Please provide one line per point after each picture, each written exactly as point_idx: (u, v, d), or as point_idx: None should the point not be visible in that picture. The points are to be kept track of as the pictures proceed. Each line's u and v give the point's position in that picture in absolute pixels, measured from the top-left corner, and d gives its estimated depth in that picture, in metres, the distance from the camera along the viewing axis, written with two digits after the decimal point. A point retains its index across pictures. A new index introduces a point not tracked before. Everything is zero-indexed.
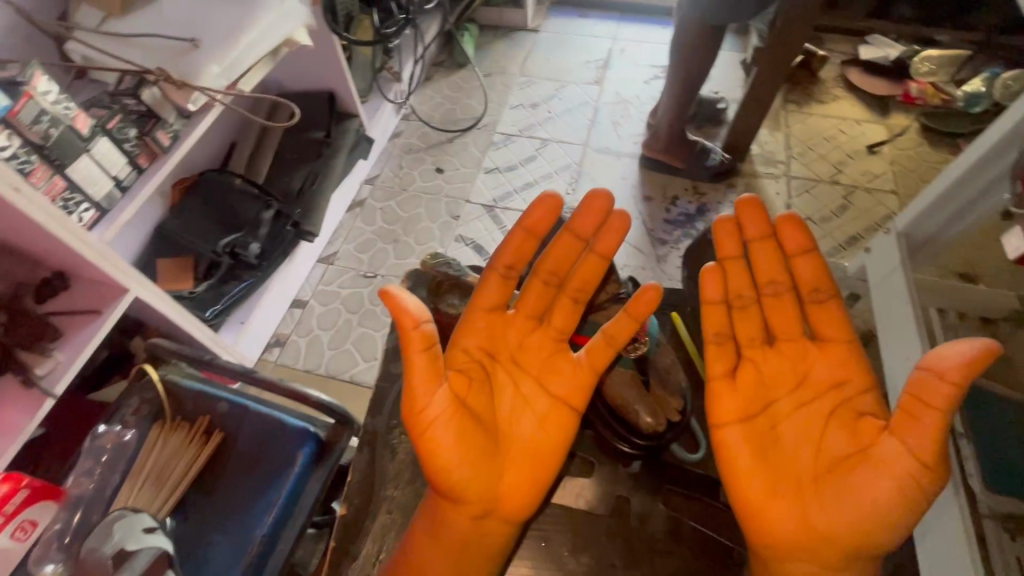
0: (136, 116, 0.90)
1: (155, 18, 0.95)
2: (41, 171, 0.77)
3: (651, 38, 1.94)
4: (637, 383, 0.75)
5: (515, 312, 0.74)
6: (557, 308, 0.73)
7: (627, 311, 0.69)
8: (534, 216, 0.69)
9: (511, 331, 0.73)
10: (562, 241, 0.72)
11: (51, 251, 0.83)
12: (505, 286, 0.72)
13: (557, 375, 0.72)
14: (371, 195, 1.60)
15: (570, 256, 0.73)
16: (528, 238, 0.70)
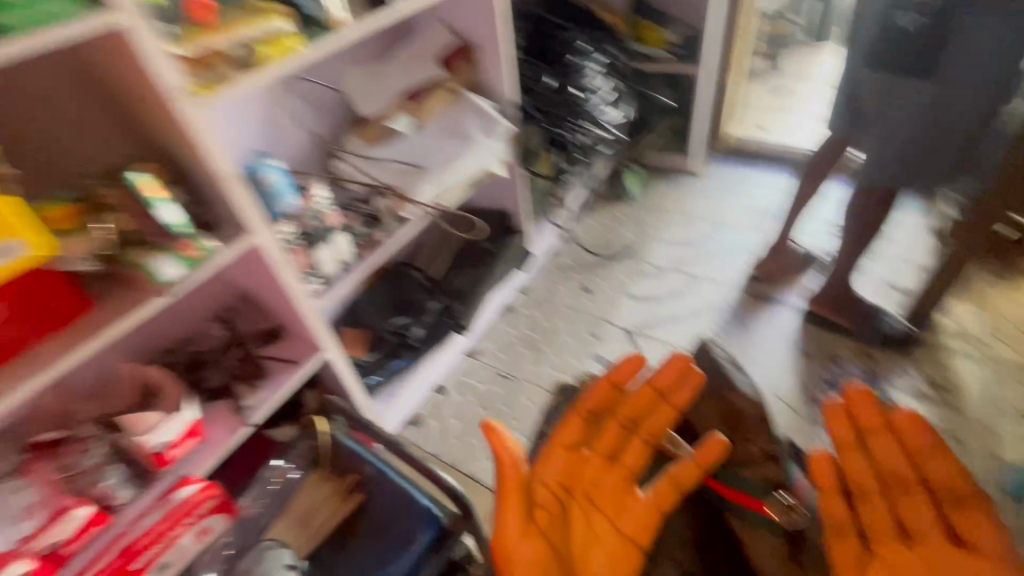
0: (365, 220, 1.16)
1: (397, 146, 1.21)
2: (300, 251, 1.00)
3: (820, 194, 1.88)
4: (791, 564, 0.59)
5: (591, 451, 0.62)
6: (633, 448, 0.61)
7: (696, 460, 0.57)
8: (616, 370, 0.67)
9: (587, 470, 0.60)
10: (643, 391, 0.66)
11: (281, 310, 1.04)
12: (589, 425, 0.65)
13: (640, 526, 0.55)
14: (522, 303, 1.73)
15: (646, 403, 0.65)
16: (611, 387, 0.67)
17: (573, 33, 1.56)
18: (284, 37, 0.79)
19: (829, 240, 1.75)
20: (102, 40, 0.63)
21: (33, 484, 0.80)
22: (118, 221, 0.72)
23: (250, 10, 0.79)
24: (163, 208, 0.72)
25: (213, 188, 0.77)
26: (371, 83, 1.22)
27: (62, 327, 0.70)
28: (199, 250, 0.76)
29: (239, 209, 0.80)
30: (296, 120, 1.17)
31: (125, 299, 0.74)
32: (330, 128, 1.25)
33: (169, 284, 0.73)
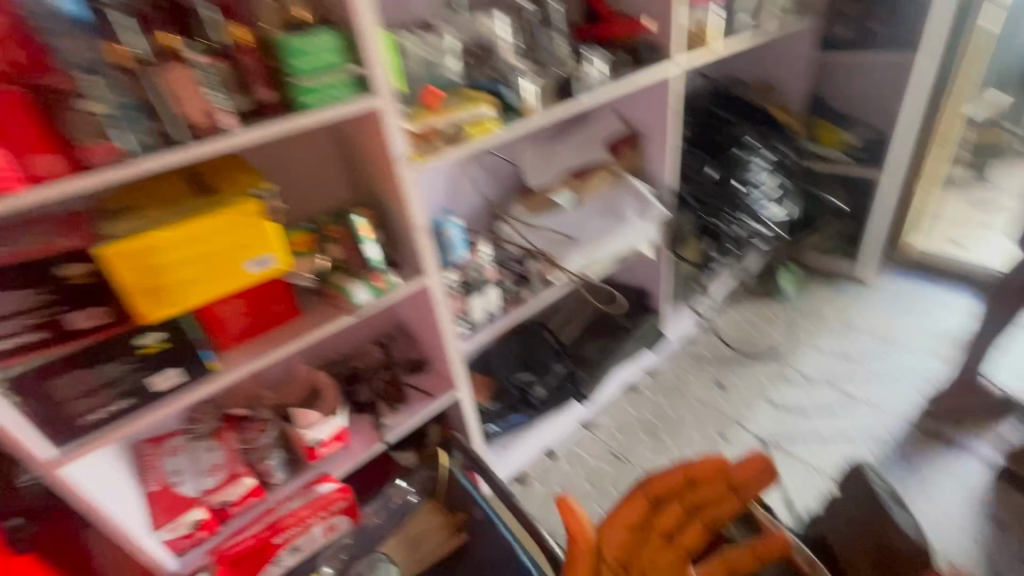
0: (515, 277, 1.26)
1: (556, 217, 1.32)
2: (458, 297, 1.13)
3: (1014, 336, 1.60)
4: None
5: (651, 534, 0.69)
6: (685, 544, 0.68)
7: (747, 562, 0.66)
8: (699, 465, 0.69)
9: (645, 550, 0.69)
10: (713, 480, 0.68)
11: (429, 346, 1.16)
12: (648, 508, 0.71)
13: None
14: (647, 385, 1.69)
15: (715, 493, 0.69)
16: (683, 476, 0.70)
17: (743, 129, 1.57)
18: (486, 119, 0.95)
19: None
20: (361, 117, 0.82)
21: (221, 449, 0.98)
22: (333, 250, 0.90)
23: (464, 97, 0.96)
24: (368, 246, 0.89)
25: (407, 235, 0.93)
26: (544, 162, 1.36)
27: (276, 326, 0.88)
28: (385, 283, 0.90)
29: (421, 254, 0.94)
30: (475, 185, 1.33)
31: (324, 311, 0.90)
32: (502, 194, 1.40)
33: (359, 306, 0.88)
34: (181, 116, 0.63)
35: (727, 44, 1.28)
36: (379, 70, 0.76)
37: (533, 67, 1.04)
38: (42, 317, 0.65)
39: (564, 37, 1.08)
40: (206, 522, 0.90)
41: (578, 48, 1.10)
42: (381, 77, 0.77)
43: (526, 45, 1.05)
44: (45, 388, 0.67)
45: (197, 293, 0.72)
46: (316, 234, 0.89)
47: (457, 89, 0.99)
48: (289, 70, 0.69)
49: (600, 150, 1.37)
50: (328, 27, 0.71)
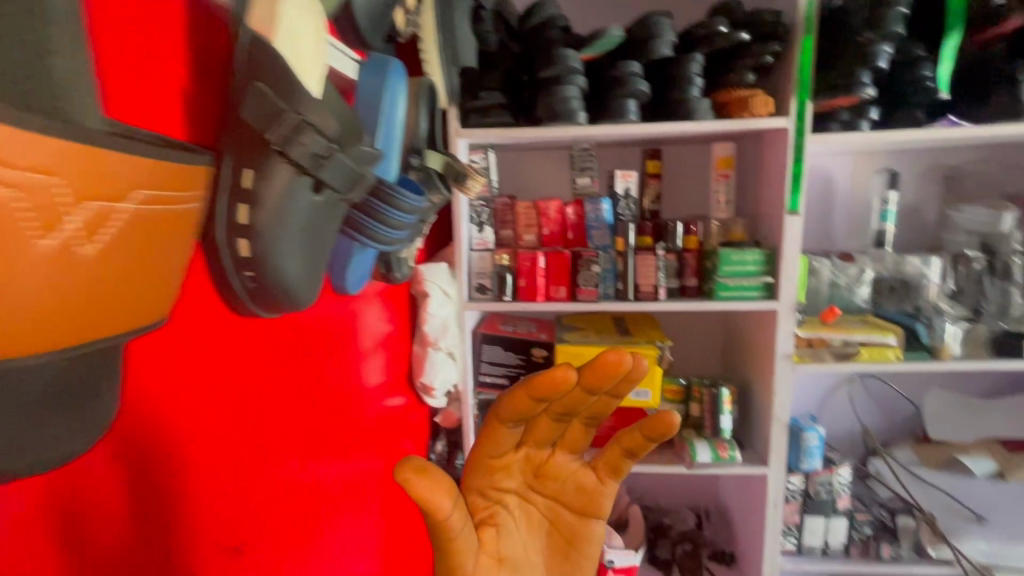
0: (879, 526, 1.08)
1: (967, 485, 1.07)
2: (795, 506, 1.06)
3: None
4: (550, 498, 0.65)
5: (482, 461, 0.63)
6: (551, 484, 0.65)
7: (640, 431, 0.62)
8: (540, 387, 0.57)
9: (474, 479, 0.63)
10: (571, 394, 0.60)
11: (746, 542, 1.10)
12: (492, 437, 0.62)
13: (595, 504, 0.64)
14: None
15: (550, 390, 0.58)
16: (529, 404, 0.59)
17: None
18: (887, 347, 0.96)
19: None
20: (761, 316, 0.99)
21: None
22: (691, 407, 1.05)
23: (867, 323, 1.02)
24: (725, 416, 1.02)
25: (763, 421, 1.00)
26: (961, 413, 1.15)
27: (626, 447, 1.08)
28: (727, 454, 0.99)
29: (770, 446, 0.98)
30: (855, 406, 1.23)
31: (667, 454, 1.05)
32: (891, 427, 1.24)
33: (697, 462, 0.99)
34: (637, 284, 0.97)
35: None
36: (787, 284, 0.93)
37: (964, 315, 1.00)
38: (509, 373, 1.04)
39: None
40: None
41: None
42: (788, 289, 0.93)
43: (957, 287, 1.02)
44: None
45: None
46: (683, 388, 1.05)
47: (861, 314, 1.06)
48: (720, 273, 0.94)
49: None
50: (758, 248, 0.94)
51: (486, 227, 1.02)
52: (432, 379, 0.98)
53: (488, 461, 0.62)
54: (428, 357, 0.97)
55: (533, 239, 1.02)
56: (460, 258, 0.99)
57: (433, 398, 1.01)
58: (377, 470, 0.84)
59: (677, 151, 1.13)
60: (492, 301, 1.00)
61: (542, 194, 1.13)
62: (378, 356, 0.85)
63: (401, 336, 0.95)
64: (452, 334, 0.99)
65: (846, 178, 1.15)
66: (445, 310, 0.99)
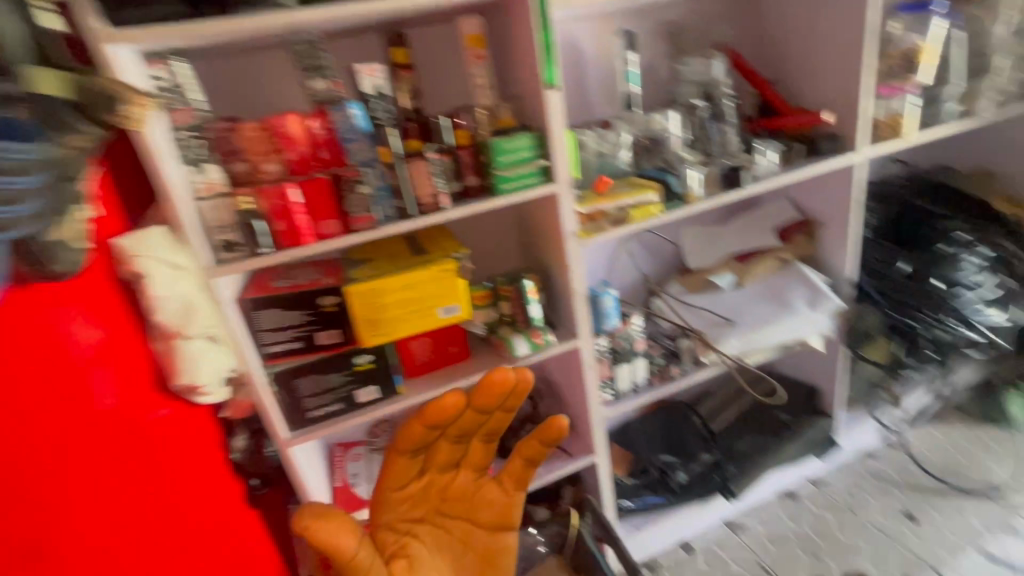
0: (666, 352, 1.28)
1: (719, 299, 1.31)
2: (605, 363, 1.19)
3: None
4: (469, 521, 0.92)
5: (387, 482, 0.87)
6: (456, 506, 0.92)
7: (539, 438, 0.93)
8: (433, 413, 0.83)
9: (389, 512, 0.88)
10: (466, 415, 0.87)
11: (574, 406, 1.22)
12: (404, 464, 0.87)
13: (502, 516, 0.94)
14: (810, 496, 1.47)
15: (447, 412, 0.84)
16: (425, 429, 0.84)
17: (952, 221, 1.37)
18: (651, 204, 1.05)
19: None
20: (543, 201, 0.99)
21: None
22: (502, 307, 1.05)
23: (633, 185, 1.08)
24: (533, 306, 1.03)
25: (567, 299, 1.05)
26: (706, 243, 1.37)
27: (450, 365, 1.04)
28: (542, 340, 1.03)
29: (577, 320, 1.05)
30: (633, 260, 1.39)
31: (489, 358, 1.04)
32: (661, 268, 1.44)
33: (518, 357, 1.01)
34: (415, 197, 0.86)
35: (926, 134, 1.20)
36: (560, 163, 0.92)
37: (700, 158, 1.12)
38: (301, 333, 0.89)
39: (736, 130, 1.14)
40: None
41: (749, 141, 1.16)
42: (562, 169, 0.92)
43: (692, 136, 1.14)
44: (293, 384, 0.91)
45: (400, 329, 0.91)
46: (489, 291, 1.04)
47: (626, 176, 1.13)
48: (496, 165, 0.89)
49: (770, 236, 1.35)
50: (527, 132, 0.90)
51: (208, 166, 0.79)
52: (195, 377, 0.76)
53: (396, 504, 0.88)
54: (179, 350, 0.75)
55: (277, 169, 0.82)
56: (181, 214, 0.75)
57: (209, 396, 0.80)
58: (132, 480, 0.64)
59: (422, 33, 0.98)
60: (246, 258, 0.80)
61: (274, 109, 0.90)
62: (93, 371, 0.61)
63: (123, 335, 0.69)
64: (203, 312, 0.77)
65: (591, 44, 1.16)
66: (184, 286, 0.75)
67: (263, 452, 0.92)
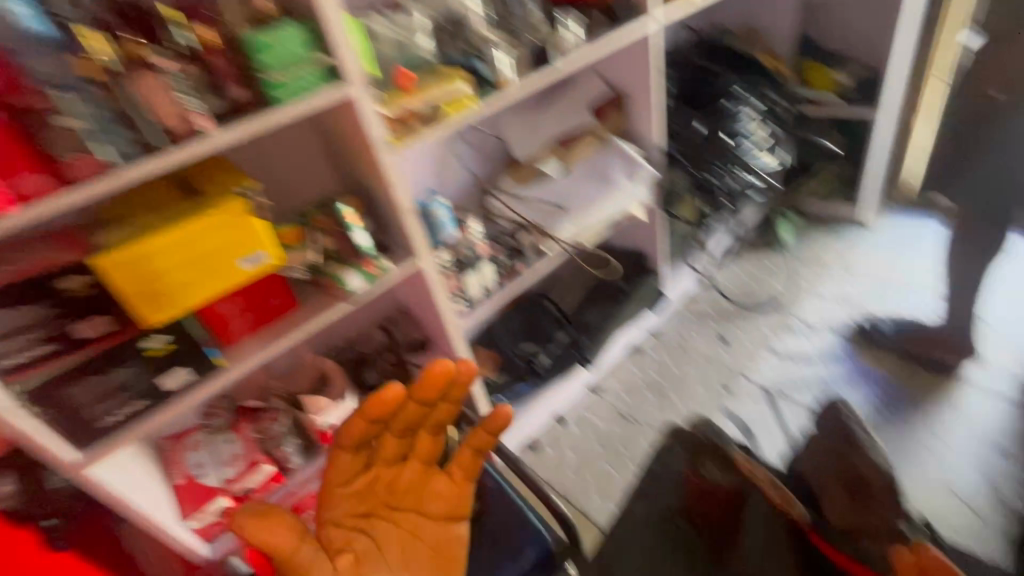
0: (510, 251, 1.27)
1: (548, 187, 1.32)
2: (452, 275, 1.14)
3: (924, 254, 1.74)
4: (418, 514, 0.79)
5: (334, 482, 0.76)
6: (406, 501, 0.79)
7: (490, 428, 0.79)
8: (374, 406, 0.72)
9: (338, 508, 0.75)
10: (409, 408, 0.75)
11: (431, 325, 1.19)
12: (350, 459, 0.76)
13: (456, 506, 0.80)
14: (651, 346, 1.69)
15: (389, 405, 0.73)
16: (367, 422, 0.73)
17: (730, 79, 1.51)
18: (462, 96, 0.95)
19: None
20: (340, 111, 0.83)
21: (239, 440, 1.03)
22: (322, 242, 0.92)
23: (439, 75, 0.97)
24: (357, 233, 0.91)
25: (395, 217, 0.95)
26: (528, 131, 1.34)
27: (277, 320, 0.91)
28: (376, 268, 0.93)
29: (411, 238, 0.96)
30: (460, 161, 1.32)
31: (322, 301, 0.93)
32: (489, 166, 1.39)
33: (354, 293, 0.91)
34: (156, 122, 0.65)
35: None
36: (348, 58, 0.76)
37: (506, 38, 1.04)
38: (51, 333, 0.69)
39: (537, 2, 1.07)
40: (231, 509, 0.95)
41: (551, 13, 1.09)
42: (352, 64, 0.77)
43: (495, 14, 1.04)
44: (64, 394, 0.70)
45: (194, 294, 0.74)
46: (300, 226, 0.91)
47: (431, 67, 0.99)
48: (259, 66, 0.70)
49: (585, 114, 1.36)
50: (292, 20, 0.73)
51: None
52: None
53: (344, 498, 0.76)
54: None
55: None
56: None
57: None
58: None
59: None
60: None
61: None
62: None
63: None
64: None
65: None
66: None
67: (46, 484, 0.74)
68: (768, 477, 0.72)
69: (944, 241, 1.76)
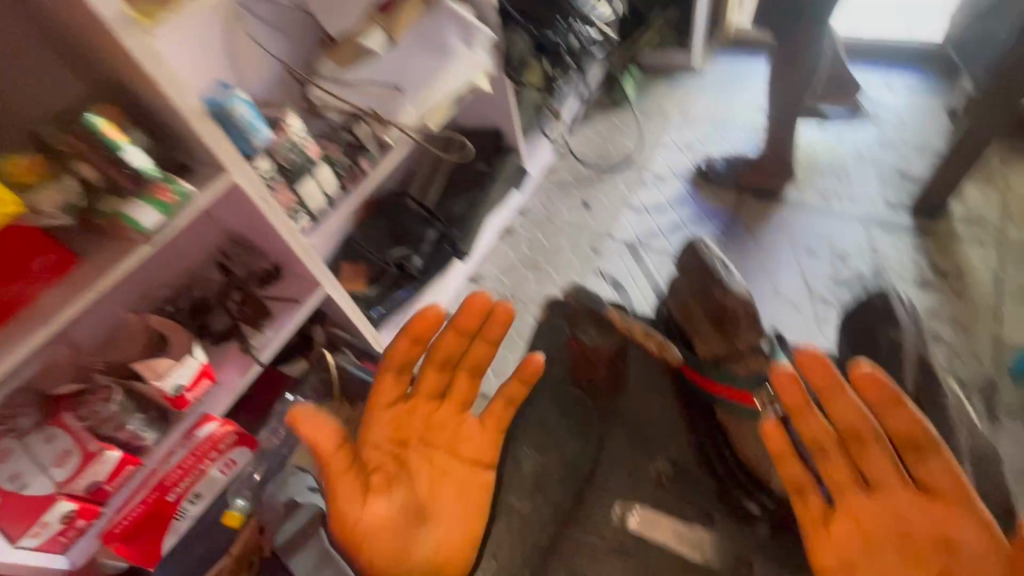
0: (349, 148, 1.11)
1: (378, 65, 1.12)
2: (283, 188, 0.97)
3: (746, 89, 1.87)
4: (449, 450, 0.78)
5: (381, 408, 0.78)
6: (439, 437, 0.78)
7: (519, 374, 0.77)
8: (420, 327, 0.76)
9: (375, 431, 0.76)
10: (450, 337, 0.79)
11: (274, 249, 1.03)
12: (396, 382, 0.78)
13: (486, 453, 0.77)
14: (521, 224, 1.69)
15: (432, 328, 0.76)
16: (414, 344, 0.77)
17: None
18: None
19: (883, 150, 1.64)
20: None
21: (63, 434, 0.81)
22: (83, 172, 0.70)
23: None
24: (130, 152, 0.71)
25: (180, 125, 0.75)
26: None
27: (53, 284, 0.70)
28: (175, 194, 0.74)
29: (211, 148, 0.77)
30: (257, 43, 1.07)
31: (112, 249, 0.73)
32: (298, 46, 1.15)
33: (152, 231, 0.73)
34: None
35: None
36: None
37: None
38: None
39: None
40: (80, 510, 0.80)
41: None
42: None
43: None
44: None
45: None
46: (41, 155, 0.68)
47: None
48: None
49: None
50: None
51: None
52: None
53: (382, 420, 0.77)
54: None
55: None
56: None
57: None
58: None
59: None
60: None
61: None
62: None
63: None
64: None
65: None
66: None
67: None
68: (642, 329, 0.82)
69: (761, 74, 1.90)
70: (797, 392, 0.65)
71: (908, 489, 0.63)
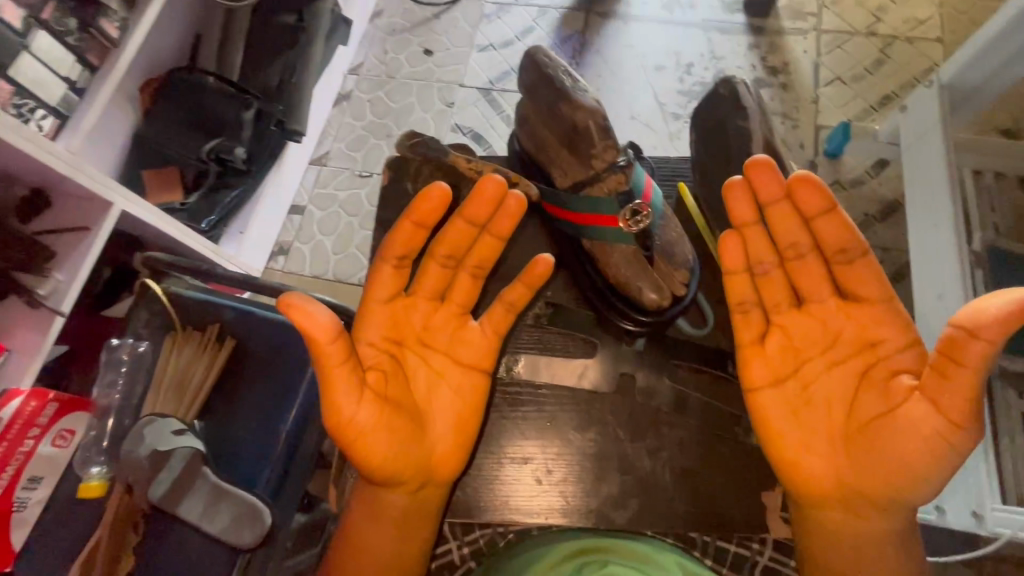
0: (74, 3, 0.78)
1: None
2: None
3: None
4: (449, 356, 0.72)
5: (379, 303, 0.70)
6: (439, 340, 0.72)
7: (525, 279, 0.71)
8: (422, 208, 0.66)
9: (371, 329, 0.69)
10: (457, 226, 0.70)
11: (21, 167, 0.77)
12: (395, 276, 0.69)
13: (485, 360, 0.73)
14: (357, 86, 1.46)
15: (435, 212, 0.66)
16: (416, 228, 0.67)
17: None
18: None
19: None
20: None
21: None
22: None
23: None
24: None
25: None
26: None
27: None
28: None
29: None
30: None
31: None
32: None
33: None
34: None
35: None
36: None
37: None
38: None
39: None
40: None
41: None
42: None
43: None
44: None
45: None
46: None
47: None
48: None
49: None
50: None
51: None
52: None
53: (377, 317, 0.70)
54: None
55: None
56: None
57: None
58: None
59: None
60: None
61: None
62: None
63: None
64: None
65: None
66: None
67: None
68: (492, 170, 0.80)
69: None
70: (744, 208, 0.66)
71: (835, 302, 0.65)
